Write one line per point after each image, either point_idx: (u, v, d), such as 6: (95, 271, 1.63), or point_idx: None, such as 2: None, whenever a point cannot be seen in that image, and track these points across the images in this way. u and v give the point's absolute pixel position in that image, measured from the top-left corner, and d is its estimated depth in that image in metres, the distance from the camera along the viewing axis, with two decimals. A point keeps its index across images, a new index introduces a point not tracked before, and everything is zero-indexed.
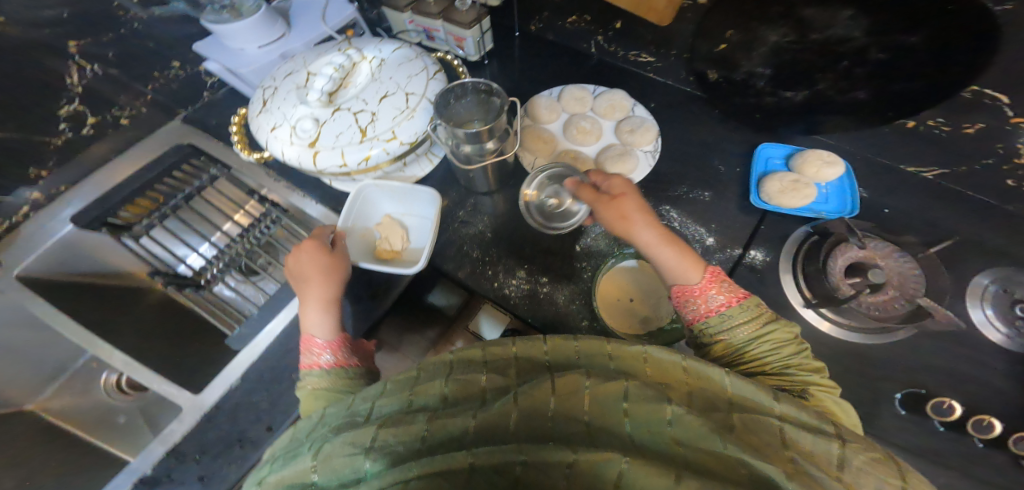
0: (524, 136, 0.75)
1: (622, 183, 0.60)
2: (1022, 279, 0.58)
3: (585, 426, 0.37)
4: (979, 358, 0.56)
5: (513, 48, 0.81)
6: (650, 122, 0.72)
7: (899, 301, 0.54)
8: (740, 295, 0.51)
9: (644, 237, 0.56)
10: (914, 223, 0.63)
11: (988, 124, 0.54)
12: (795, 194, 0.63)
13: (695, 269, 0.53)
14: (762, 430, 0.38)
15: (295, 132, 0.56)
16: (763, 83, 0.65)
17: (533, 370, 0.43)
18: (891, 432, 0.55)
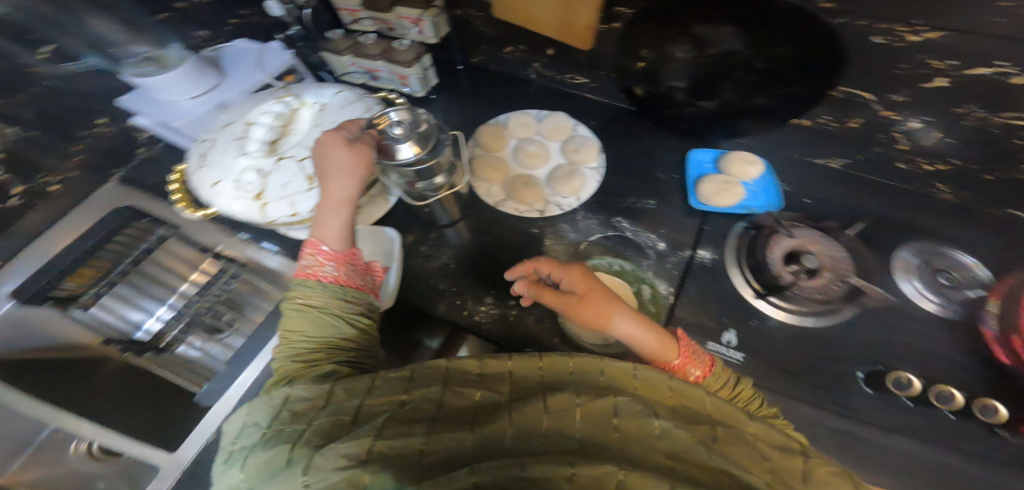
0: (474, 165, 0.77)
1: (581, 275, 0.55)
2: (936, 249, 0.63)
3: (579, 442, 0.36)
4: (918, 328, 0.60)
5: (460, 82, 0.84)
6: (592, 140, 0.77)
7: (836, 282, 0.60)
8: (709, 362, 0.52)
9: (620, 327, 0.51)
10: (842, 210, 0.67)
11: (865, 118, 0.60)
12: (728, 194, 0.67)
13: (671, 345, 0.51)
14: (742, 444, 0.39)
15: (239, 185, 0.56)
16: (681, 95, 0.69)
17: (528, 386, 0.43)
18: (862, 413, 0.57)
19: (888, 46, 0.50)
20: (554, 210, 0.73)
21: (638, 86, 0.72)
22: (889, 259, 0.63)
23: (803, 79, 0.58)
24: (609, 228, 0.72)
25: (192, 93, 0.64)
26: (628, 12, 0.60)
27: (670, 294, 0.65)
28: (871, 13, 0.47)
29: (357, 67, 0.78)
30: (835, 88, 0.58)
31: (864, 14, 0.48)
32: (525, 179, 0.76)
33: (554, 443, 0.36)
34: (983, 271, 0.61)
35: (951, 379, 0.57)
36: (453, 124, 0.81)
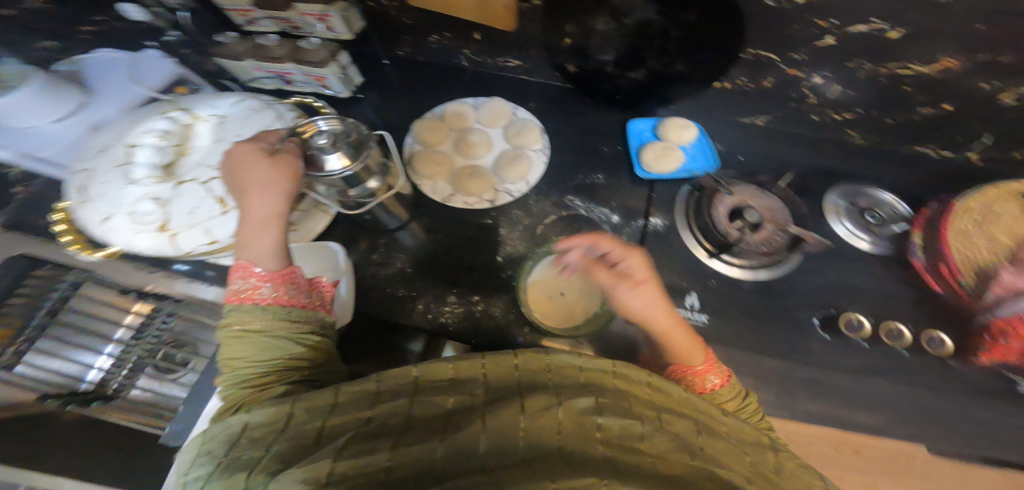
0: (415, 161, 0.73)
1: (643, 265, 0.55)
2: (861, 189, 0.67)
3: (559, 447, 0.35)
4: (855, 265, 0.64)
5: (387, 76, 0.80)
6: (532, 122, 0.75)
7: (778, 233, 0.62)
8: (728, 373, 0.52)
9: (662, 326, 0.52)
10: (776, 162, 0.70)
11: (777, 77, 0.62)
12: (668, 159, 0.68)
13: (696, 348, 0.52)
14: (717, 438, 0.39)
15: (134, 217, 0.51)
16: (611, 68, 0.69)
17: (504, 387, 0.40)
18: (822, 356, 0.60)
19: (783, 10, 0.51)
20: (505, 198, 0.72)
21: (569, 63, 0.71)
22: (819, 205, 0.67)
23: (714, 44, 0.59)
24: (562, 209, 0.72)
25: (51, 117, 0.54)
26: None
27: None
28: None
29: (262, 72, 0.71)
30: (745, 50, 0.59)
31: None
32: (471, 170, 0.73)
33: (534, 450, 0.35)
34: (903, 206, 0.66)
35: (886, 307, 0.62)
36: (386, 122, 0.78)
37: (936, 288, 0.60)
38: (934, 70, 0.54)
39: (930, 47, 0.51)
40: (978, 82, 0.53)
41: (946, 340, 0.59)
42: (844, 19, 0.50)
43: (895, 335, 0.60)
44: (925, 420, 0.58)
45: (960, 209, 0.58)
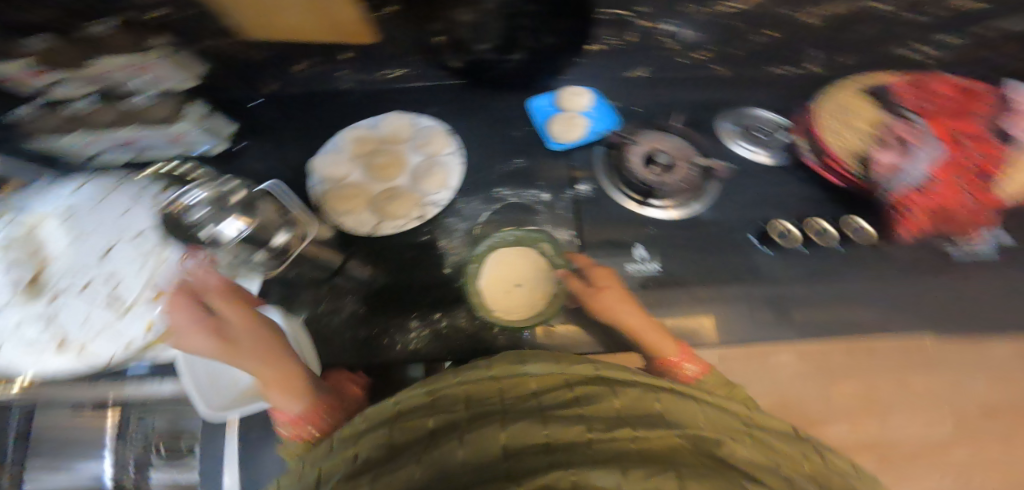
0: (328, 202, 0.67)
1: (603, 274, 0.63)
2: (744, 110, 0.71)
3: (545, 447, 0.33)
4: (766, 175, 0.68)
5: (263, 118, 0.72)
6: (436, 127, 0.71)
7: (689, 167, 0.66)
8: (704, 363, 0.58)
9: (634, 324, 0.59)
10: (675, 100, 0.72)
11: (638, 36, 0.64)
12: (574, 128, 0.69)
13: (669, 339, 0.59)
14: (701, 417, 0.40)
15: (29, 344, 0.51)
16: (490, 54, 0.66)
17: (486, 398, 0.40)
18: (766, 267, 0.64)
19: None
20: (433, 210, 0.68)
21: (452, 59, 0.68)
22: (715, 133, 0.70)
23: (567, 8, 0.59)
24: (493, 203, 0.71)
25: None
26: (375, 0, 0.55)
27: (570, 236, 0.68)
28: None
29: (99, 144, 0.58)
30: (599, 10, 0.61)
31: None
32: (389, 192, 0.68)
33: (517, 451, 0.33)
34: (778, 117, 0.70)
35: (806, 203, 0.67)
36: (280, 169, 0.71)
37: (842, 184, 0.64)
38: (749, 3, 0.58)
39: None
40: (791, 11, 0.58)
41: (867, 225, 0.64)
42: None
43: (821, 233, 0.64)
44: (871, 292, 0.64)
45: (819, 109, 0.63)
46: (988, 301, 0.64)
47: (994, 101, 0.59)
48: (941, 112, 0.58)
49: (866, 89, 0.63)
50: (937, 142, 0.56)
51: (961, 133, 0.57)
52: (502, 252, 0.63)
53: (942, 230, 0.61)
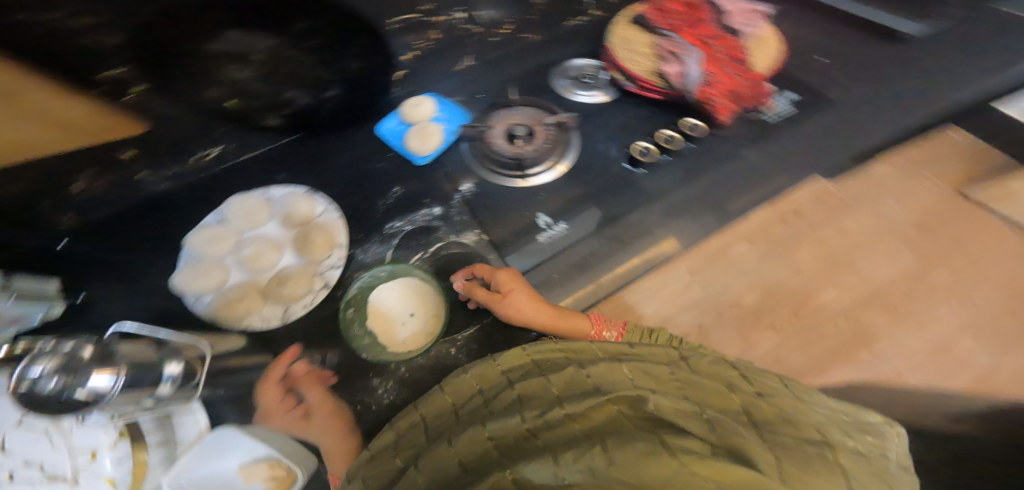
0: (217, 315, 0.57)
1: (507, 276, 0.58)
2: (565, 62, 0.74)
3: (493, 447, 0.43)
4: (622, 106, 0.72)
5: (72, 257, 0.58)
6: (294, 192, 0.64)
7: (542, 127, 0.68)
8: (621, 324, 0.58)
9: (546, 318, 0.56)
10: (514, 72, 0.73)
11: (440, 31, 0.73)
12: (432, 135, 0.67)
13: (581, 318, 0.57)
14: (620, 377, 0.46)
15: None
16: (304, 99, 0.67)
17: (443, 421, 0.50)
18: (659, 185, 0.67)
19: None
20: (334, 274, 0.61)
21: (268, 117, 0.66)
22: (557, 93, 0.72)
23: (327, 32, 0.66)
24: (390, 239, 0.65)
25: None
26: (134, 99, 0.58)
27: (479, 233, 0.65)
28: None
29: None
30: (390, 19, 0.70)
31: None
32: (280, 276, 0.60)
33: (469, 459, 0.42)
34: (591, 60, 0.74)
35: (661, 117, 0.71)
36: (122, 303, 0.57)
37: (659, 99, 0.71)
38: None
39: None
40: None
41: (697, 122, 0.70)
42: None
43: (670, 140, 0.69)
44: (746, 165, 0.69)
45: (613, 44, 0.71)
46: (838, 131, 0.71)
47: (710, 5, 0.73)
48: (689, 23, 0.71)
49: (632, 19, 0.74)
50: (698, 45, 0.68)
51: (706, 35, 0.69)
52: (391, 288, 0.61)
53: (742, 106, 0.69)
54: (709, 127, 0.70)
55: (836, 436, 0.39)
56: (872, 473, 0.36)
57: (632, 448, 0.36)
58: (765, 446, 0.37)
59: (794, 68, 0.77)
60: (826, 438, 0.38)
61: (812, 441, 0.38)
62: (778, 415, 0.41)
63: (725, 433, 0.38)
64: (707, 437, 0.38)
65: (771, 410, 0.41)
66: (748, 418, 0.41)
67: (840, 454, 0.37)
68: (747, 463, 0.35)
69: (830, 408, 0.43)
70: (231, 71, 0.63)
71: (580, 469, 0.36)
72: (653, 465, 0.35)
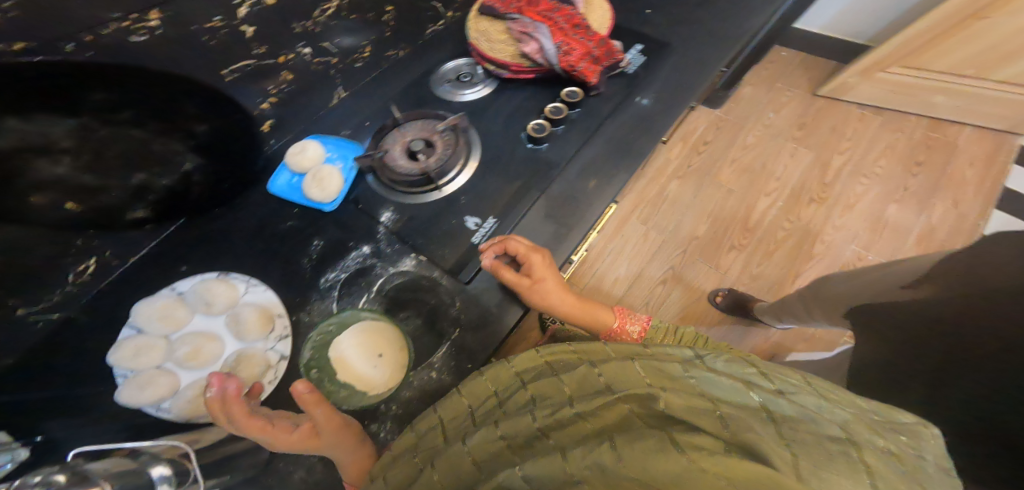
0: (188, 416, 0.52)
1: (540, 262, 0.57)
2: (436, 73, 0.77)
3: (505, 445, 0.43)
4: (506, 93, 0.74)
5: None
6: (206, 280, 0.56)
7: (439, 134, 0.66)
8: (647, 318, 0.69)
9: (571, 306, 0.64)
10: (395, 93, 0.74)
11: (295, 70, 0.65)
12: (328, 178, 0.62)
13: (606, 313, 0.69)
14: (630, 376, 0.44)
15: None
16: (167, 180, 0.57)
17: (460, 420, 0.49)
18: (566, 148, 0.68)
19: (139, 44, 0.48)
20: (287, 343, 0.57)
21: (137, 209, 0.56)
22: (442, 99, 0.74)
23: (152, 99, 0.51)
24: (329, 292, 0.59)
25: None
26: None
27: (416, 261, 0.61)
28: (79, 29, 0.43)
29: None
30: (227, 70, 0.57)
31: (62, 33, 0.42)
32: (233, 362, 0.54)
33: (482, 456, 0.43)
34: (461, 60, 0.77)
35: (545, 91, 0.74)
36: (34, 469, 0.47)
37: (533, 78, 0.74)
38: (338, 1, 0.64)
39: None
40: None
41: (572, 88, 0.72)
42: (224, 11, 0.53)
43: (557, 111, 0.69)
44: (638, 110, 0.72)
45: (474, 41, 0.74)
46: (694, 57, 0.80)
47: None
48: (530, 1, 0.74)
49: (480, 12, 0.75)
50: (544, 18, 0.71)
51: (547, 11, 0.72)
52: (351, 339, 0.56)
53: (602, 64, 0.72)
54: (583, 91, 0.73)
55: (862, 435, 0.35)
56: (901, 475, 0.32)
57: (641, 443, 0.35)
58: (782, 441, 0.34)
59: (637, 23, 0.85)
60: (850, 436, 0.34)
61: (835, 438, 0.34)
62: (799, 413, 0.37)
63: (739, 429, 0.35)
64: (722, 434, 0.35)
65: (792, 407, 0.37)
66: (765, 412, 0.37)
67: (865, 453, 0.33)
68: (757, 455, 0.33)
69: (854, 404, 0.38)
70: (44, 168, 0.46)
71: (587, 462, 0.36)
72: (661, 460, 0.33)
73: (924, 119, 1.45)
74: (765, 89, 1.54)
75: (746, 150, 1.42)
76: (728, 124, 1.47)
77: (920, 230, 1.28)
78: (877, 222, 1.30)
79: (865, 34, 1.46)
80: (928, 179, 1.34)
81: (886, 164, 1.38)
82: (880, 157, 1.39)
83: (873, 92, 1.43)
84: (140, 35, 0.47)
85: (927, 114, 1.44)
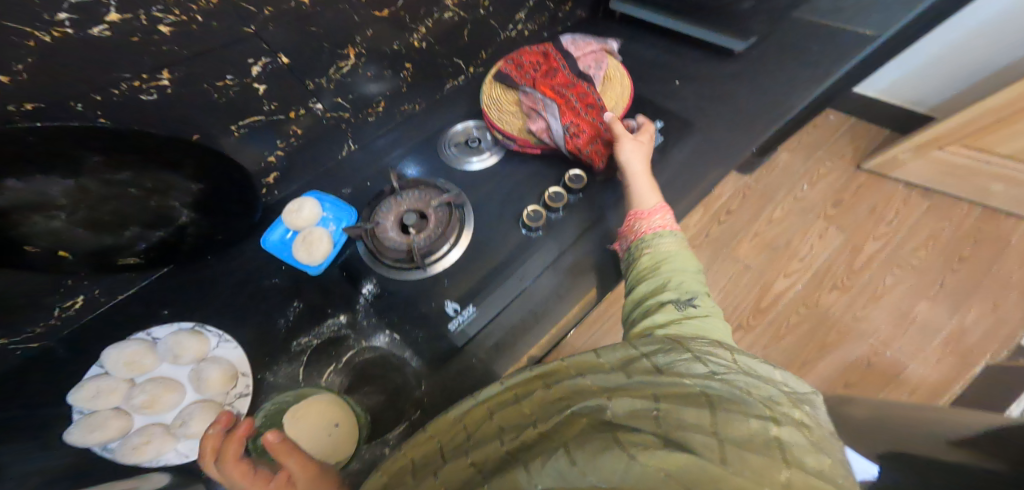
0: (128, 462, 0.50)
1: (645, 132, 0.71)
2: (446, 133, 0.76)
3: (475, 472, 0.37)
4: (511, 165, 0.73)
5: None
6: (180, 330, 0.57)
7: (436, 210, 0.65)
8: (674, 224, 0.61)
9: (631, 167, 0.66)
10: (401, 150, 0.75)
11: (307, 123, 0.65)
12: (317, 244, 0.62)
13: (652, 195, 0.63)
14: (583, 393, 0.40)
15: None
16: (162, 233, 0.56)
17: (433, 454, 0.41)
18: (563, 233, 0.66)
19: (148, 101, 0.48)
20: (245, 402, 0.55)
21: (124, 256, 0.56)
22: (447, 163, 0.73)
23: (151, 157, 0.51)
24: (299, 358, 0.60)
25: None
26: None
27: (388, 339, 0.61)
28: (86, 88, 0.44)
29: None
30: (235, 125, 0.58)
31: (72, 93, 0.44)
32: (186, 414, 0.53)
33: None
34: (471, 122, 0.77)
35: (551, 168, 0.72)
36: None
37: (540, 153, 0.72)
38: (357, 58, 0.63)
39: (337, 28, 0.57)
40: (411, 42, 0.68)
41: (579, 172, 0.70)
42: (236, 71, 0.52)
43: (556, 197, 0.68)
44: None
45: (485, 107, 0.73)
46: (718, 144, 0.75)
47: (563, 55, 0.76)
48: (545, 73, 0.73)
49: (495, 78, 0.75)
50: (555, 93, 0.70)
51: (560, 85, 0.71)
52: (304, 408, 0.53)
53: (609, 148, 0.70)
54: (591, 175, 0.70)
55: (778, 408, 0.35)
56: (813, 445, 0.32)
57: (591, 443, 0.33)
58: (710, 431, 0.32)
59: (664, 99, 0.81)
60: (773, 415, 0.34)
61: (758, 415, 0.33)
62: (730, 396, 0.36)
63: (673, 426, 0.33)
64: (658, 432, 0.32)
65: (723, 389, 0.36)
66: (703, 398, 0.35)
67: (782, 429, 0.32)
68: (687, 448, 0.31)
69: (767, 384, 0.39)
70: (39, 222, 0.46)
71: (549, 473, 0.32)
72: (607, 460, 0.31)
73: (977, 208, 1.33)
74: (803, 157, 1.45)
75: (774, 223, 1.36)
76: (755, 193, 1.40)
77: (948, 331, 1.19)
78: (901, 315, 1.21)
79: (927, 103, 1.34)
80: (967, 276, 1.24)
81: (924, 255, 1.28)
82: (920, 246, 1.29)
83: (923, 170, 1.32)
84: (149, 94, 0.48)
85: (983, 202, 1.31)
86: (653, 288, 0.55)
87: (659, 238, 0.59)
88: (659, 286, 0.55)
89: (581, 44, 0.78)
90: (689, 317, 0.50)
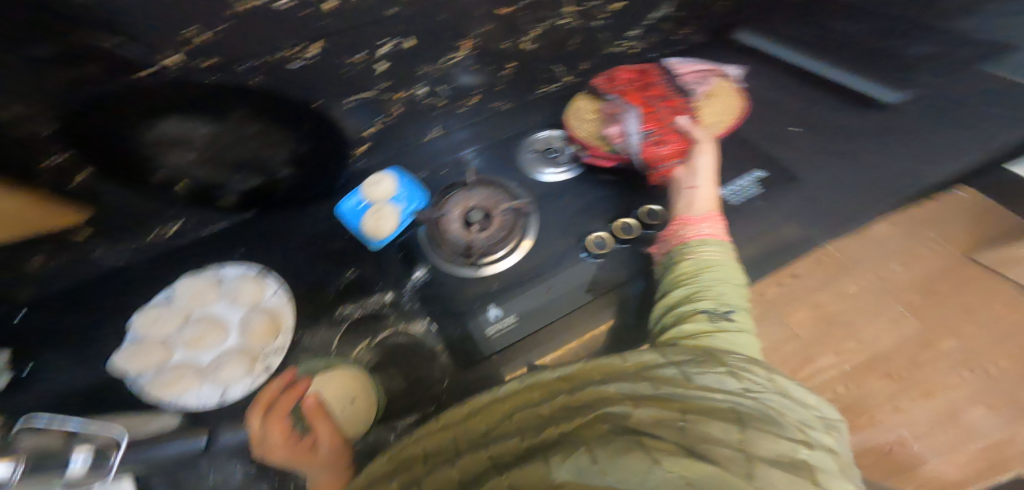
0: (158, 393, 0.54)
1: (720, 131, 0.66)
2: (529, 137, 0.76)
3: (490, 465, 0.34)
4: (587, 183, 0.72)
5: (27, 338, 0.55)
6: (243, 274, 0.61)
7: (501, 214, 0.65)
8: (725, 233, 0.54)
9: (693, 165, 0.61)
10: (481, 146, 0.75)
11: (405, 105, 0.66)
12: (386, 221, 0.63)
13: (709, 203, 0.57)
14: (605, 395, 0.37)
15: None
16: (255, 181, 0.61)
17: (445, 448, 0.38)
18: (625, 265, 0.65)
19: (293, 69, 0.51)
20: (278, 358, 0.57)
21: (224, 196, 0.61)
22: (523, 169, 0.73)
23: (269, 114, 0.55)
24: (339, 324, 0.62)
25: None
26: (78, 187, 0.50)
27: (427, 325, 0.62)
28: (248, 52, 0.47)
29: None
30: (348, 98, 0.59)
31: (238, 56, 0.47)
32: (224, 357, 0.56)
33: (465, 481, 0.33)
34: (556, 132, 0.76)
35: (627, 196, 0.70)
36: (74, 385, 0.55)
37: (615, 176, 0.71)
38: (468, 51, 0.63)
39: (459, 23, 0.58)
40: (520, 44, 0.67)
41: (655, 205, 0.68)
42: (367, 48, 0.54)
43: (628, 228, 0.65)
44: None
45: (566, 116, 0.73)
46: (811, 208, 0.70)
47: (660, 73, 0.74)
48: (640, 86, 0.71)
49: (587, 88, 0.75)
50: (641, 102, 0.69)
51: (652, 98, 0.69)
52: (325, 377, 0.55)
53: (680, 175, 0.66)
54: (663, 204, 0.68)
55: (809, 432, 0.32)
56: (842, 473, 0.30)
57: (612, 442, 0.30)
58: (737, 446, 0.29)
59: (762, 147, 0.77)
60: (805, 438, 0.31)
61: (788, 436, 0.31)
62: (762, 414, 0.33)
63: (701, 437, 0.30)
64: (683, 442, 0.29)
65: (751, 403, 0.34)
66: (732, 414, 0.32)
67: (812, 454, 0.30)
68: (711, 460, 0.28)
69: (798, 403, 0.36)
70: (176, 154, 0.52)
71: (565, 467, 0.29)
72: (628, 462, 0.28)
73: None
74: None
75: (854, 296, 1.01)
76: None
77: None
78: None
79: None
80: None
81: None
82: None
83: None
84: (294, 62, 0.51)
85: None
86: (686, 297, 0.48)
87: (702, 245, 0.52)
88: (693, 294, 0.48)
89: (688, 64, 0.75)
90: (723, 331, 0.43)
